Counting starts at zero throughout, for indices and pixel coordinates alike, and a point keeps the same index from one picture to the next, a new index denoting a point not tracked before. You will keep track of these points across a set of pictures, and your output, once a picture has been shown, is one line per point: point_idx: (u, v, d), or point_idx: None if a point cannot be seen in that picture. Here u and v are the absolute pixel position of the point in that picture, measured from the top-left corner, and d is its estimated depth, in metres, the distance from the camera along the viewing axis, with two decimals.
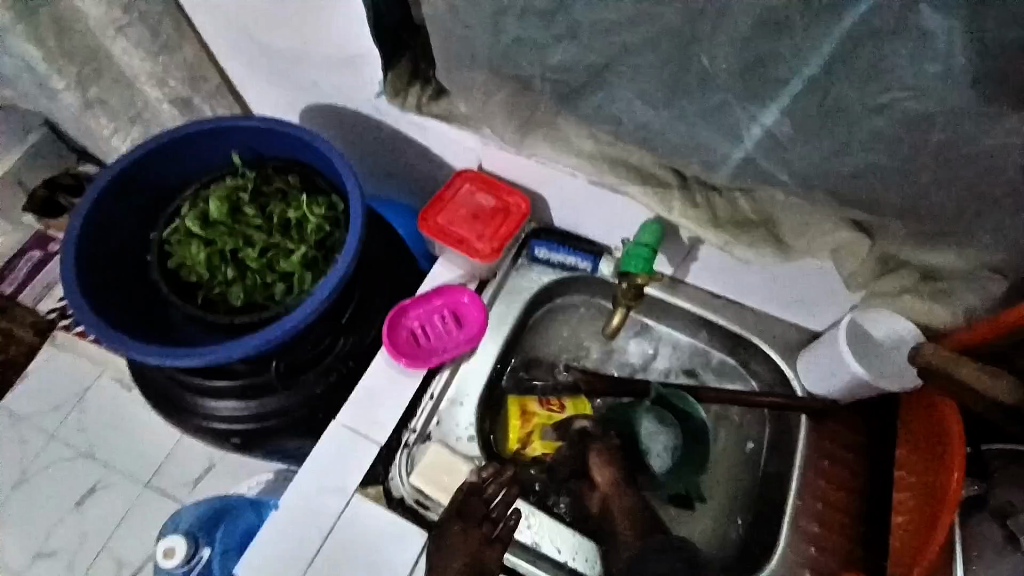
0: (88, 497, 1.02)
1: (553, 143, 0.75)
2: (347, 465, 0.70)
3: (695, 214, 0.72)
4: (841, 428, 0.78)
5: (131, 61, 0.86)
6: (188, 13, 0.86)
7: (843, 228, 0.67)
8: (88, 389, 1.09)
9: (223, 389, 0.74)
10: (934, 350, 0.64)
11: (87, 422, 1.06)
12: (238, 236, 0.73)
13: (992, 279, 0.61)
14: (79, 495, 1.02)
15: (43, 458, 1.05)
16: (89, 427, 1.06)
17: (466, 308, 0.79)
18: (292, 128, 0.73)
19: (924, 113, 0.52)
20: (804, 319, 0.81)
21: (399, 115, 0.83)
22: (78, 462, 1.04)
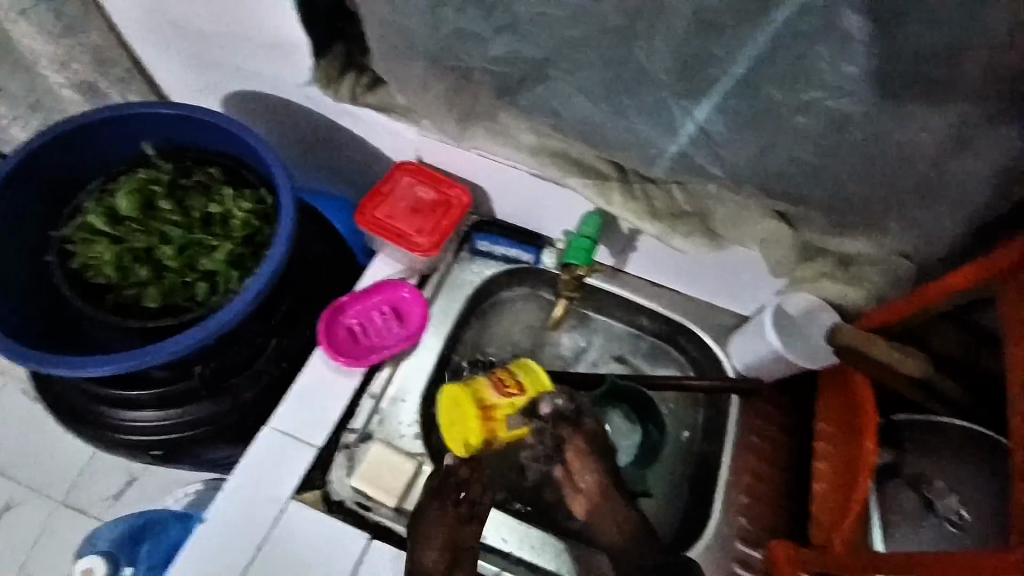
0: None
1: (491, 136, 0.72)
2: (285, 466, 0.69)
3: (635, 206, 0.72)
4: (772, 408, 0.82)
5: (34, 45, 0.79)
6: None
7: (769, 219, 0.69)
8: None
9: (144, 399, 0.72)
10: (852, 331, 0.68)
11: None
12: (153, 234, 0.69)
13: (899, 264, 0.68)
14: None
15: None
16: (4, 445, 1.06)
17: (405, 302, 0.77)
18: (210, 117, 0.68)
19: (844, 114, 0.52)
20: (736, 305, 0.84)
21: (331, 105, 0.79)
22: None
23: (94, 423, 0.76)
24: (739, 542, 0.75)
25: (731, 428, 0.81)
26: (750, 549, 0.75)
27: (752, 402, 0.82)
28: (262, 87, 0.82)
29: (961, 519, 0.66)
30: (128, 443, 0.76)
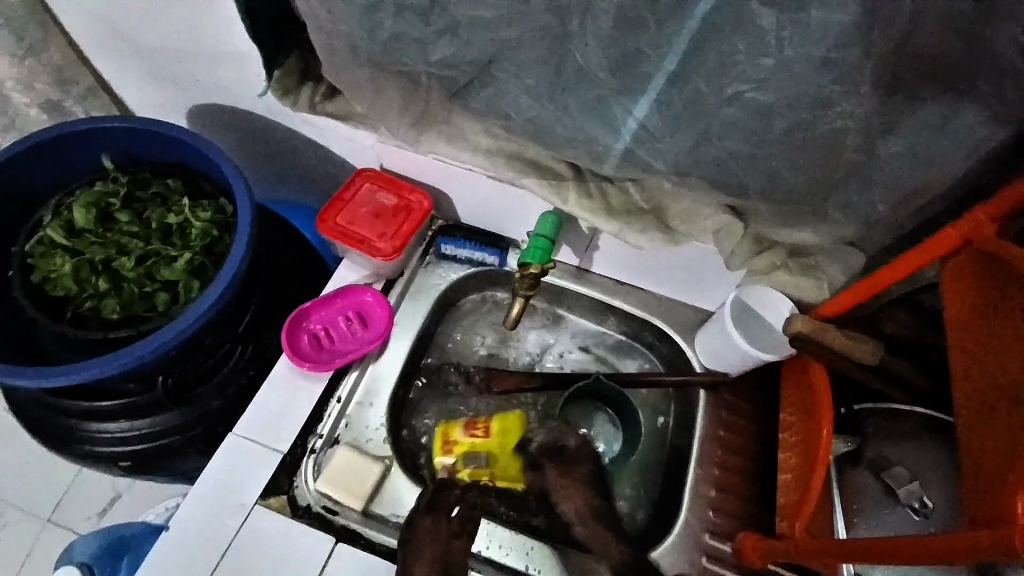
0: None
1: (448, 140, 0.74)
2: (247, 473, 0.69)
3: (590, 204, 0.74)
4: (739, 400, 0.83)
5: None
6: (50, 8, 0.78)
7: (721, 213, 0.70)
8: None
9: (107, 411, 0.72)
10: (804, 321, 0.68)
11: None
12: (112, 246, 0.70)
13: (851, 253, 0.68)
14: None
15: None
16: None
17: (370, 306, 0.78)
18: (166, 129, 0.70)
19: (769, 105, 0.55)
20: (699, 300, 0.85)
21: (291, 115, 0.81)
22: None
23: (58, 438, 0.76)
24: (708, 535, 0.75)
25: (698, 420, 0.81)
26: (718, 541, 0.74)
27: (717, 396, 0.82)
28: (222, 100, 0.84)
29: (925, 508, 0.68)
30: (95, 456, 0.76)
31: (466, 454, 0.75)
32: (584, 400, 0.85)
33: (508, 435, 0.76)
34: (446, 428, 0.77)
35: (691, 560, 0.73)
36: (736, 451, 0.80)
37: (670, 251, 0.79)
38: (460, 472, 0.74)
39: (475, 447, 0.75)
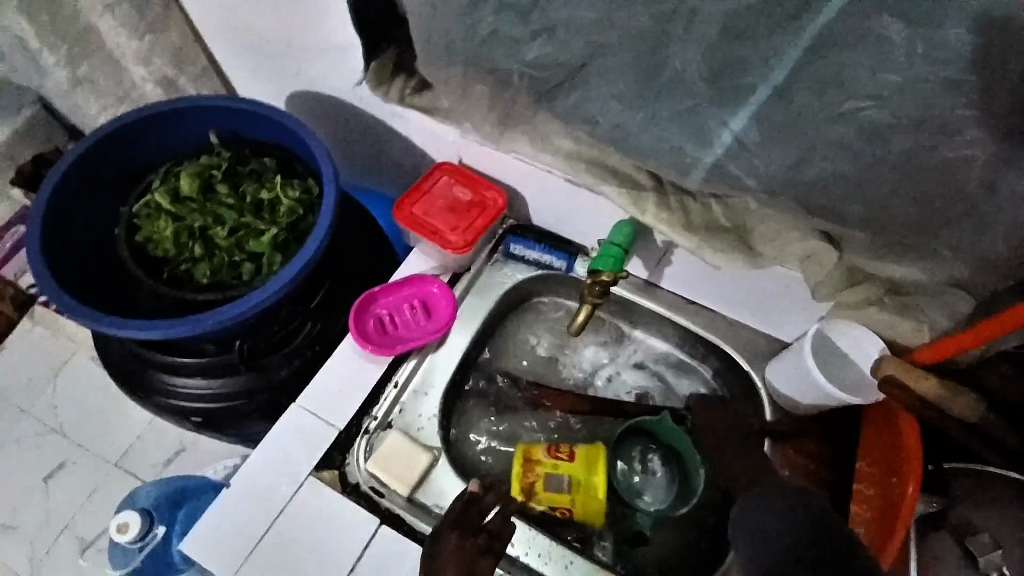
0: (56, 473, 1.11)
1: (530, 140, 0.74)
2: (306, 448, 0.71)
3: (668, 218, 0.71)
4: (810, 442, 0.77)
5: (119, 40, 0.88)
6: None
7: (811, 238, 0.65)
8: (63, 365, 1.18)
9: (188, 368, 0.77)
10: (895, 366, 0.64)
11: (62, 402, 1.15)
12: (209, 214, 0.75)
13: (959, 297, 0.61)
14: (48, 472, 1.11)
15: (16, 435, 1.13)
16: (66, 407, 1.15)
17: (435, 297, 0.79)
18: (270, 110, 0.74)
19: (883, 124, 0.51)
20: (773, 328, 0.81)
21: (379, 105, 0.83)
22: (59, 440, 1.13)
23: (142, 387, 0.82)
24: None
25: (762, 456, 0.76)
26: None
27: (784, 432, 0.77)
28: (317, 87, 0.88)
29: (997, 575, 0.62)
30: (172, 408, 0.82)
31: (548, 475, 0.74)
32: (644, 438, 0.81)
33: (593, 465, 0.74)
34: (529, 448, 0.77)
35: None
36: None
37: (748, 274, 0.74)
38: (539, 494, 0.73)
39: (560, 469, 0.74)
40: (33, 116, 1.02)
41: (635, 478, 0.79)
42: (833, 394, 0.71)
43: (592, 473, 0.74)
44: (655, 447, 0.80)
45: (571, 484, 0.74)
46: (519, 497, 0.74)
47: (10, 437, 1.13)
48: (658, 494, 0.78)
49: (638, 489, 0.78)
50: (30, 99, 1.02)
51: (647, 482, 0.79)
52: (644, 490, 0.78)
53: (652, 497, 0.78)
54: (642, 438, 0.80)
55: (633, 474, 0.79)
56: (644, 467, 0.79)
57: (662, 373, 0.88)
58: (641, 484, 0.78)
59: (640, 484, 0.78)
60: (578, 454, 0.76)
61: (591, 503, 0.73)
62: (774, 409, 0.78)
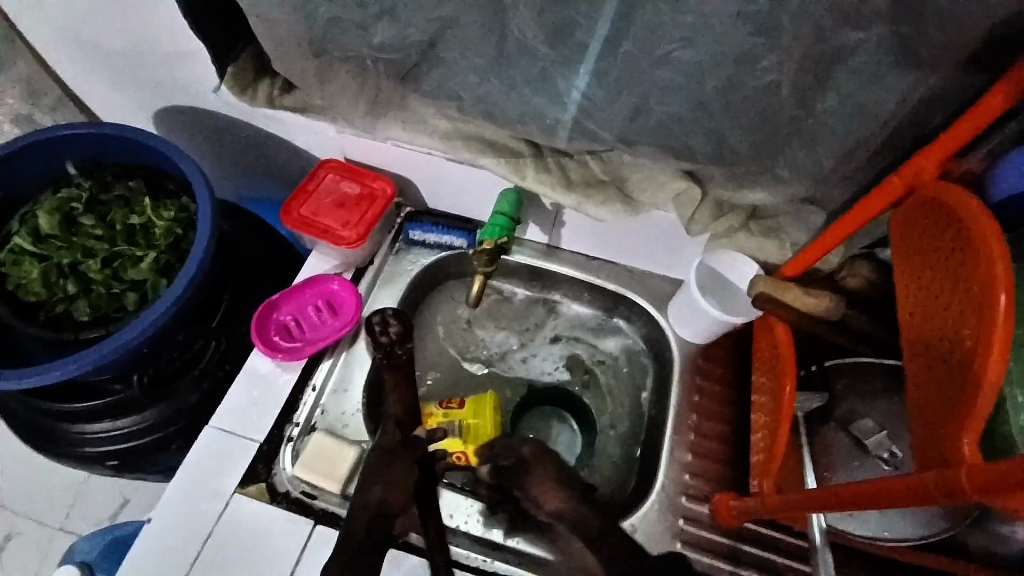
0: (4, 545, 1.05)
1: (405, 124, 0.74)
2: (226, 467, 0.70)
3: (548, 178, 0.74)
4: (716, 368, 0.83)
5: None
6: (18, 26, 0.81)
7: (678, 178, 0.69)
8: None
9: (87, 412, 0.74)
10: (765, 282, 0.70)
11: None
12: (77, 248, 0.72)
13: (812, 212, 0.68)
14: None
15: None
16: None
17: (338, 295, 0.79)
18: (125, 131, 0.71)
19: (701, 63, 0.55)
20: (668, 269, 0.86)
21: (249, 110, 0.81)
22: None
23: (46, 439, 0.78)
24: (683, 497, 0.75)
25: (674, 387, 0.81)
26: (694, 504, 0.75)
27: (690, 363, 0.83)
28: (182, 100, 0.85)
29: (895, 458, 0.69)
30: (84, 456, 0.78)
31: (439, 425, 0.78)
32: (542, 410, 0.91)
33: (481, 410, 0.78)
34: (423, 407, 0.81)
35: (666, 524, 0.74)
36: (713, 416, 0.80)
37: (633, 221, 0.79)
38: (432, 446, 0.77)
39: (449, 418, 0.78)
40: None
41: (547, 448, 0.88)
42: (716, 314, 0.76)
43: (477, 415, 0.78)
44: (552, 413, 0.91)
45: (461, 428, 0.77)
46: None
47: None
48: (570, 451, 0.89)
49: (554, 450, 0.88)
50: None
51: (561, 442, 0.89)
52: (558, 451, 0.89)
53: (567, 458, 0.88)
54: (541, 408, 0.91)
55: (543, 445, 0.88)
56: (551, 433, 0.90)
57: (578, 335, 0.92)
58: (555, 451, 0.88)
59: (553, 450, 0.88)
60: (466, 406, 0.79)
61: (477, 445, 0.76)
62: (679, 344, 0.84)
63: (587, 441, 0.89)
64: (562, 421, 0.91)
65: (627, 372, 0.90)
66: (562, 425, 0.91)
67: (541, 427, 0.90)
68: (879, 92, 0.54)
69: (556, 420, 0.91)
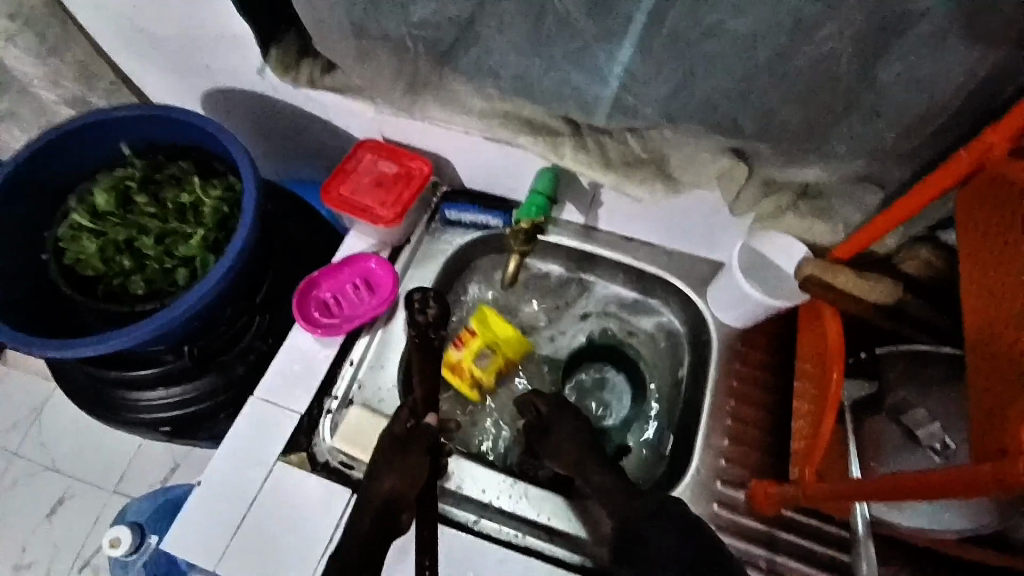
0: (58, 508, 1.13)
1: (443, 104, 0.74)
2: (269, 436, 0.73)
3: (587, 157, 0.72)
4: (756, 352, 0.81)
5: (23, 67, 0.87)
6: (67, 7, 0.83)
7: (723, 156, 0.67)
8: (46, 402, 1.20)
9: (143, 381, 0.78)
10: (812, 264, 0.68)
11: (49, 437, 1.18)
12: (131, 226, 0.75)
13: (868, 190, 0.64)
14: (51, 506, 1.13)
15: (14, 477, 1.15)
16: (54, 442, 1.17)
17: (376, 273, 0.81)
18: (175, 112, 0.74)
19: (749, 35, 0.53)
20: (707, 251, 0.84)
21: (290, 91, 0.83)
22: (56, 474, 1.15)
23: (104, 406, 0.83)
24: (718, 483, 0.74)
25: (711, 370, 0.80)
26: (730, 489, 0.74)
27: (728, 348, 0.81)
28: (227, 83, 0.86)
29: (946, 448, 0.65)
30: (140, 422, 0.83)
31: (475, 361, 0.83)
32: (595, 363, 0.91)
33: (490, 323, 0.84)
34: (445, 362, 0.82)
35: (700, 507, 0.73)
36: (752, 401, 0.78)
37: (673, 202, 0.77)
38: (485, 379, 0.83)
39: (476, 350, 0.83)
40: None
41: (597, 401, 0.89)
42: (760, 297, 0.74)
43: (494, 331, 0.84)
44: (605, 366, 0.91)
45: (492, 349, 0.83)
46: (477, 395, 0.83)
47: (8, 480, 1.15)
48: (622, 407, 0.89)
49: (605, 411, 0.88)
50: None
51: (611, 400, 0.89)
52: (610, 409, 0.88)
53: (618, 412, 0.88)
54: (586, 370, 0.91)
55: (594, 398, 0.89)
56: (604, 387, 0.90)
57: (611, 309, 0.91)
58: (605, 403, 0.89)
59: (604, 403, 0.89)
60: (477, 329, 0.84)
61: (513, 350, 0.84)
62: (717, 327, 0.82)
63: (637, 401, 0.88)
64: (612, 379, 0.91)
65: (666, 342, 0.88)
66: (614, 377, 0.91)
67: (593, 381, 0.90)
68: (943, 60, 0.51)
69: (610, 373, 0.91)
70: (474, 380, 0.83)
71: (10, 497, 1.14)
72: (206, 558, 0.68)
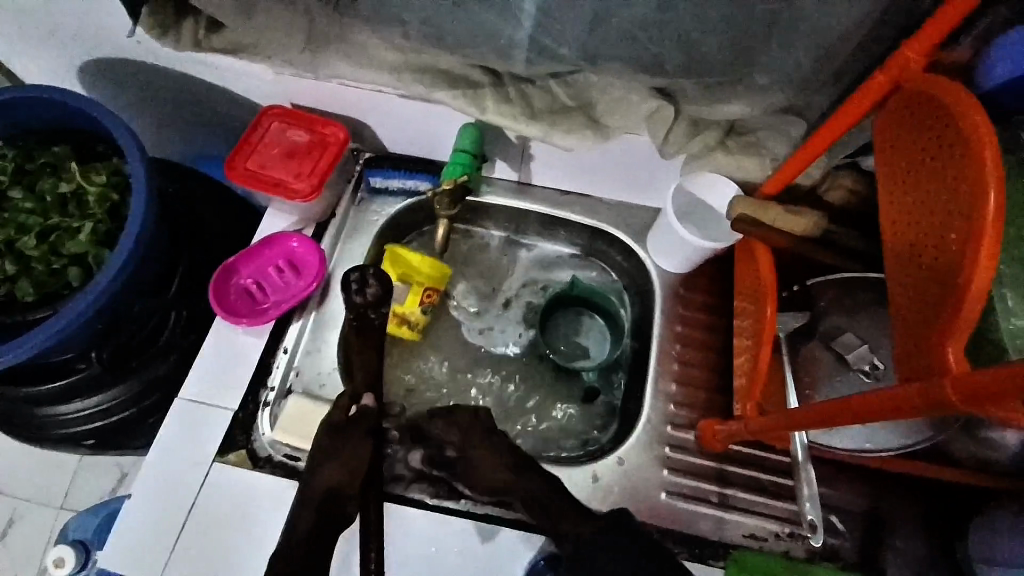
0: (8, 530, 1.06)
1: (349, 60, 0.69)
2: (200, 438, 0.69)
3: (510, 109, 0.68)
4: (699, 296, 0.81)
5: None
6: None
7: (649, 97, 0.65)
8: None
9: (57, 393, 0.72)
10: (743, 203, 0.67)
11: None
12: (9, 224, 0.67)
13: (792, 122, 0.65)
14: None
15: None
16: None
17: (299, 253, 0.75)
18: (37, 89, 0.64)
19: None
20: (643, 198, 0.82)
21: (175, 55, 0.74)
22: None
23: (21, 425, 0.76)
24: (669, 427, 0.75)
25: (656, 318, 0.80)
26: (681, 431, 0.75)
27: (671, 293, 0.81)
28: (101, 53, 0.77)
29: (875, 369, 0.69)
30: (62, 437, 0.76)
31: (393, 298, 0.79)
32: (571, 309, 0.89)
33: (397, 258, 0.79)
34: None
35: (654, 454, 0.74)
36: (697, 345, 0.79)
37: (604, 150, 0.74)
38: (411, 313, 0.80)
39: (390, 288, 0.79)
40: None
41: (574, 345, 0.88)
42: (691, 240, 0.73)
43: (402, 265, 0.79)
44: (583, 310, 0.89)
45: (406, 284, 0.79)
46: (410, 332, 0.81)
47: None
48: (602, 351, 0.88)
49: (583, 351, 0.88)
50: None
51: (588, 339, 0.88)
52: (588, 348, 0.88)
53: (596, 356, 0.87)
54: (558, 317, 0.89)
55: (573, 343, 0.88)
56: (582, 331, 0.89)
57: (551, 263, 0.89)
58: (584, 348, 0.88)
59: (582, 348, 0.87)
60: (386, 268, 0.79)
61: (429, 274, 0.79)
62: (659, 274, 0.81)
63: (614, 339, 0.87)
64: (585, 317, 0.89)
65: (614, 291, 0.88)
66: (593, 322, 0.89)
67: (571, 325, 0.89)
68: None
69: (589, 317, 0.89)
70: (399, 319, 0.80)
71: None
72: (148, 572, 0.64)
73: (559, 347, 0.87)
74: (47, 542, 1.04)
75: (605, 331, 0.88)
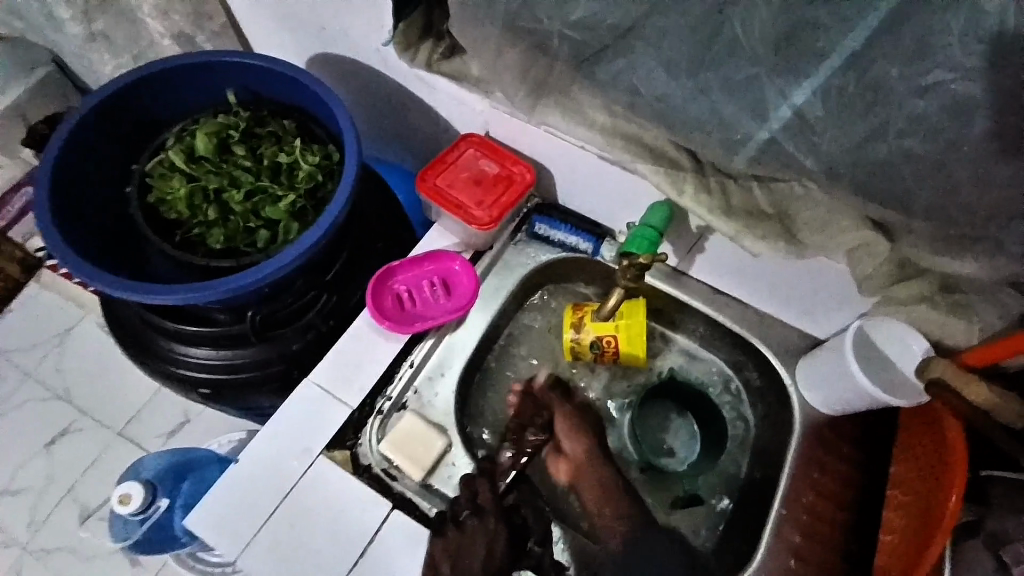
0: (59, 438, 1.10)
1: (564, 112, 0.68)
2: (315, 426, 0.69)
3: (708, 200, 0.65)
4: (841, 446, 0.73)
5: None
6: None
7: (863, 227, 0.60)
8: (72, 328, 1.17)
9: (197, 335, 0.75)
10: (943, 366, 0.60)
11: (64, 365, 1.14)
12: (224, 176, 0.74)
13: (1009, 293, 0.57)
14: (52, 436, 1.10)
15: (17, 397, 1.12)
16: (68, 371, 1.14)
17: (457, 276, 0.76)
18: (287, 68, 0.72)
19: (970, 101, 0.48)
20: (805, 323, 0.77)
21: (405, 71, 0.80)
22: (67, 404, 1.12)
23: (144, 350, 0.78)
24: None
25: (788, 454, 0.73)
26: None
27: (813, 432, 0.74)
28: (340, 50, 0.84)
29: None
30: (180, 377, 0.78)
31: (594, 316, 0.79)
32: (657, 404, 0.86)
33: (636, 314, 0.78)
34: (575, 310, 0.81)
35: None
36: (833, 497, 0.71)
37: (792, 264, 0.70)
38: (586, 326, 0.78)
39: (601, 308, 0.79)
40: (46, 73, 1.05)
41: (659, 442, 0.84)
42: (846, 370, 0.68)
43: (628, 316, 0.78)
44: (672, 409, 0.86)
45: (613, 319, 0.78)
46: (568, 356, 0.81)
47: (6, 399, 1.12)
48: (689, 452, 0.84)
49: (667, 450, 0.84)
50: (44, 59, 1.05)
51: (674, 439, 0.85)
52: (674, 450, 0.84)
53: (685, 457, 0.84)
54: (651, 408, 0.86)
55: (658, 439, 0.84)
56: (669, 429, 0.85)
57: (694, 350, 0.86)
58: (670, 446, 0.84)
59: (669, 447, 0.84)
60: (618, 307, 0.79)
61: (633, 339, 0.78)
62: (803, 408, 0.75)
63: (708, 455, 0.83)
64: (676, 414, 0.86)
65: (736, 397, 0.83)
66: (680, 421, 0.85)
67: (659, 421, 0.85)
68: None
69: (676, 416, 0.86)
70: (576, 323, 0.79)
71: (8, 417, 1.11)
72: (230, 545, 0.65)
73: (651, 442, 0.84)
74: (97, 459, 1.08)
75: (694, 431, 0.85)
